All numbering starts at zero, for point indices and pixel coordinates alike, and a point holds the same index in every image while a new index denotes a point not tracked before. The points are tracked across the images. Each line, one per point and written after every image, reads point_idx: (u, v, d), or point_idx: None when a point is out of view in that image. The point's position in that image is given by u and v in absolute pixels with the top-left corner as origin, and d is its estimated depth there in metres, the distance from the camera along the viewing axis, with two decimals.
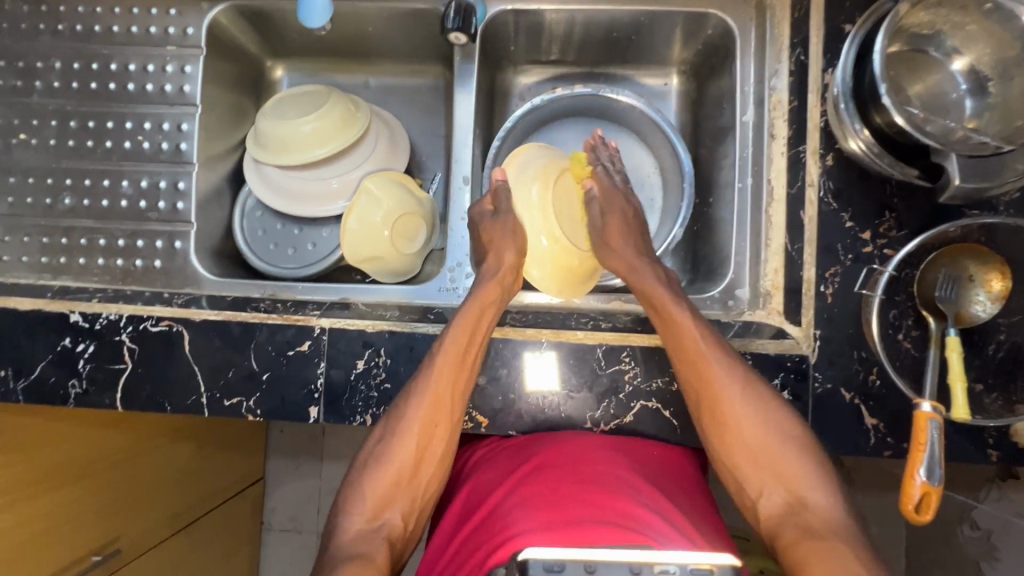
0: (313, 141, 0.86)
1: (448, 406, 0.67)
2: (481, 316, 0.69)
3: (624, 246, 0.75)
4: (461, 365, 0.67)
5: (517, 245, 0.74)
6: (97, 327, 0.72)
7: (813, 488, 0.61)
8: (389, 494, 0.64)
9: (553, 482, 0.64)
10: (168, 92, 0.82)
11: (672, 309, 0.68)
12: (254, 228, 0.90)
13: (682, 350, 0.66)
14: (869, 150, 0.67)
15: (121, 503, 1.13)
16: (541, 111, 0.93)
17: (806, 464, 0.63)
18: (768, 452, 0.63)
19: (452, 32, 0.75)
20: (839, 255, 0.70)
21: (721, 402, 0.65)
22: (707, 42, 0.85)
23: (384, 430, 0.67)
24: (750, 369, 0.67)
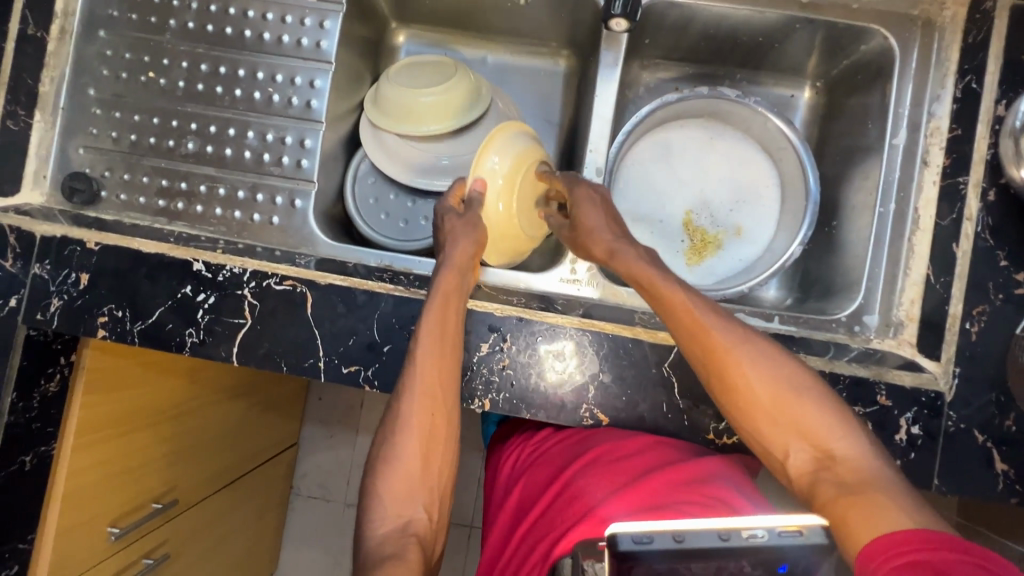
0: (431, 113, 0.83)
1: (444, 391, 0.65)
2: (452, 303, 0.66)
3: (600, 231, 0.69)
4: (445, 352, 0.65)
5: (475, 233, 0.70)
6: (219, 278, 0.71)
7: (841, 439, 0.56)
8: (407, 491, 0.62)
9: (617, 468, 0.64)
10: (304, 47, 0.79)
11: (657, 284, 0.63)
12: (366, 196, 0.88)
13: (679, 323, 0.62)
14: None
15: (182, 451, 1.11)
16: (668, 110, 0.92)
17: (826, 415, 0.57)
18: (784, 411, 0.57)
19: (614, 18, 0.74)
20: (989, 293, 0.68)
21: (726, 375, 0.60)
22: (857, 58, 0.82)
23: (385, 429, 0.64)
24: (746, 332, 0.61)
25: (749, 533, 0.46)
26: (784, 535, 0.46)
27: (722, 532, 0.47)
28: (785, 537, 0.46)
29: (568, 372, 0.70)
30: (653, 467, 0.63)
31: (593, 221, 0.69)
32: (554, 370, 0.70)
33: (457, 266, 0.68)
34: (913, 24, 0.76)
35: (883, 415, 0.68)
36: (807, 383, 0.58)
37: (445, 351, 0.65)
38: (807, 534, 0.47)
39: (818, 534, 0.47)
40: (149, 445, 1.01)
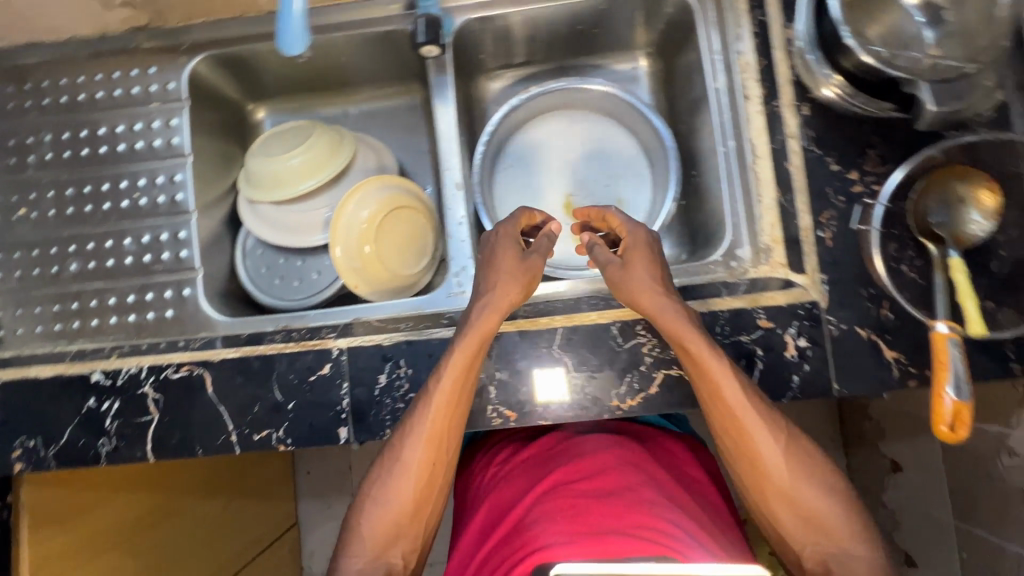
0: (302, 172, 0.88)
1: (445, 446, 0.68)
2: (470, 363, 0.66)
3: (646, 281, 0.67)
4: (455, 411, 0.67)
5: (513, 288, 0.68)
6: (119, 382, 0.73)
7: (851, 537, 0.64)
8: (389, 533, 0.67)
9: (569, 496, 0.66)
10: (158, 147, 0.84)
11: (701, 347, 0.64)
12: (258, 266, 0.91)
13: (707, 375, 0.64)
14: (845, 93, 0.70)
15: (162, 562, 1.07)
16: (520, 112, 0.96)
17: (844, 518, 0.64)
18: (804, 501, 0.65)
19: (423, 45, 0.77)
20: (831, 198, 0.71)
21: (755, 447, 0.65)
22: (669, 20, 0.88)
23: (380, 473, 0.68)
24: (772, 413, 0.66)
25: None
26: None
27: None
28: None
29: (557, 396, 0.71)
30: (604, 495, 0.66)
31: (640, 271, 0.68)
32: (543, 392, 0.71)
33: (494, 311, 0.67)
34: None
35: (768, 337, 0.71)
36: (828, 480, 0.66)
37: (458, 404, 0.67)
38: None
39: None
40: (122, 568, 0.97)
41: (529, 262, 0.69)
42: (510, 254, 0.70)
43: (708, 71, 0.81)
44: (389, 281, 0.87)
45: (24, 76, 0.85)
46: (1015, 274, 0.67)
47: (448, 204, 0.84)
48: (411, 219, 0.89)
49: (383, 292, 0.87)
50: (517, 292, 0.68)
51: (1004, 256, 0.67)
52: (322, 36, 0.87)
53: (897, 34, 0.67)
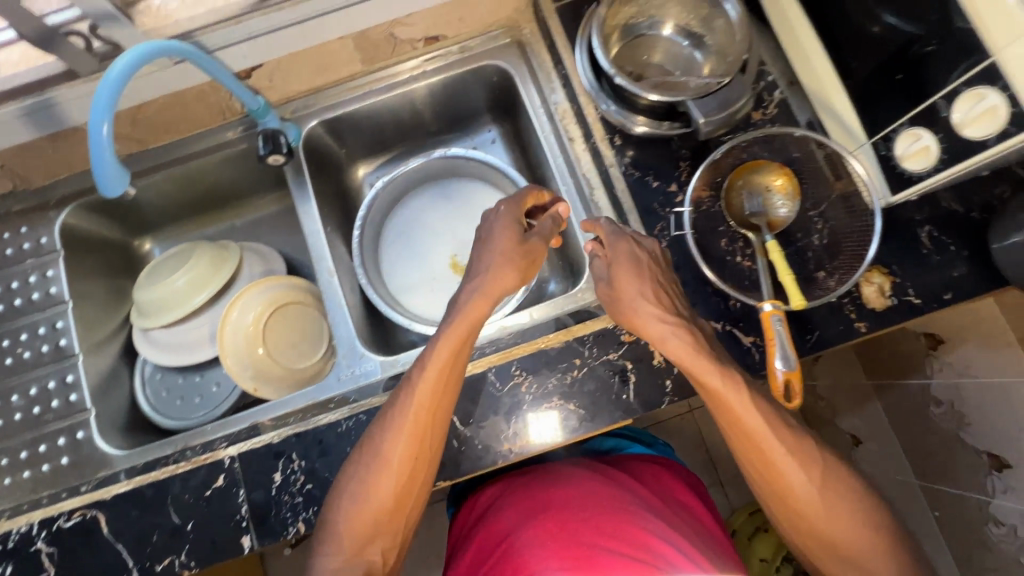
0: (189, 291, 0.91)
1: (429, 439, 0.67)
2: (452, 361, 0.66)
3: (640, 303, 0.65)
4: (434, 405, 0.66)
5: (497, 279, 0.68)
6: (10, 544, 0.71)
7: (880, 560, 0.63)
8: (366, 531, 0.65)
9: (564, 522, 0.68)
10: (36, 300, 0.86)
11: (711, 380, 0.61)
12: (158, 391, 0.92)
13: (710, 394, 0.62)
14: (650, 125, 0.78)
15: None
16: (389, 191, 1.01)
17: (875, 544, 0.63)
18: (835, 530, 0.63)
19: (268, 157, 0.82)
20: (660, 212, 0.78)
21: (775, 466, 0.63)
22: (499, 87, 0.97)
23: (359, 464, 0.66)
24: (800, 440, 0.64)
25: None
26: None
27: None
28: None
29: (550, 436, 0.72)
30: (595, 517, 0.69)
31: (632, 291, 0.66)
32: (535, 431, 0.72)
33: (485, 297, 0.67)
34: (512, 48, 0.92)
35: (635, 349, 0.74)
36: (858, 497, 0.64)
37: (443, 393, 0.66)
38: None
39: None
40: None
41: (528, 246, 0.71)
42: (507, 239, 0.70)
43: (535, 121, 0.88)
44: (287, 377, 0.90)
45: None
46: (833, 243, 0.75)
47: (326, 292, 0.87)
48: (300, 313, 0.92)
49: (283, 389, 0.89)
50: (512, 276, 0.69)
51: (820, 229, 0.75)
52: (183, 167, 0.91)
53: (674, 57, 0.80)
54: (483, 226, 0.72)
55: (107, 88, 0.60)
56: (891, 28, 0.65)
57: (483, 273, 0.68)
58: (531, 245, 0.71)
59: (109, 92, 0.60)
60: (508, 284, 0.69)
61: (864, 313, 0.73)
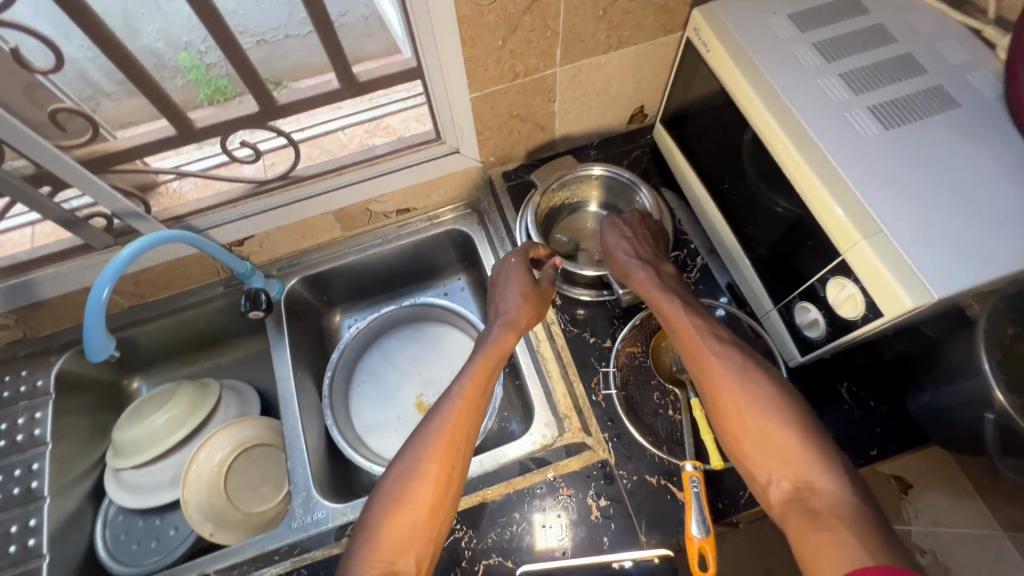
0: (165, 431, 0.97)
1: (459, 451, 0.69)
2: (487, 367, 0.76)
3: (631, 261, 0.81)
4: (472, 407, 0.72)
5: (519, 297, 0.81)
6: None
7: (824, 474, 0.59)
8: (403, 536, 0.62)
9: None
10: (19, 441, 0.91)
11: (675, 313, 0.74)
12: (117, 534, 0.93)
13: (681, 339, 0.73)
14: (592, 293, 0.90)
15: None
16: (364, 335, 1.11)
17: (813, 452, 0.61)
18: (768, 440, 0.63)
19: (250, 312, 0.93)
20: (596, 365, 0.85)
21: (717, 385, 0.68)
22: (463, 246, 1.10)
23: (399, 464, 0.67)
24: (748, 368, 0.68)
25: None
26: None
27: None
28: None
29: (556, 537, 0.74)
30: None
31: (614, 241, 0.85)
32: (542, 536, 0.75)
33: (506, 321, 0.80)
34: (473, 216, 1.07)
35: (572, 503, 0.77)
36: (793, 415, 0.64)
37: (477, 399, 0.73)
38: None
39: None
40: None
41: (540, 288, 0.83)
42: (522, 280, 0.83)
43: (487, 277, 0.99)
44: (243, 520, 0.91)
45: None
46: None
47: (288, 435, 0.92)
48: (265, 455, 0.97)
49: (238, 534, 0.90)
50: (531, 310, 0.81)
51: None
52: (178, 315, 1.03)
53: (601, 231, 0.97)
54: (497, 273, 0.85)
55: (110, 268, 0.70)
56: (789, 211, 0.71)
57: (507, 312, 0.81)
58: (546, 283, 0.84)
59: (110, 271, 0.70)
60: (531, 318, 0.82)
61: None
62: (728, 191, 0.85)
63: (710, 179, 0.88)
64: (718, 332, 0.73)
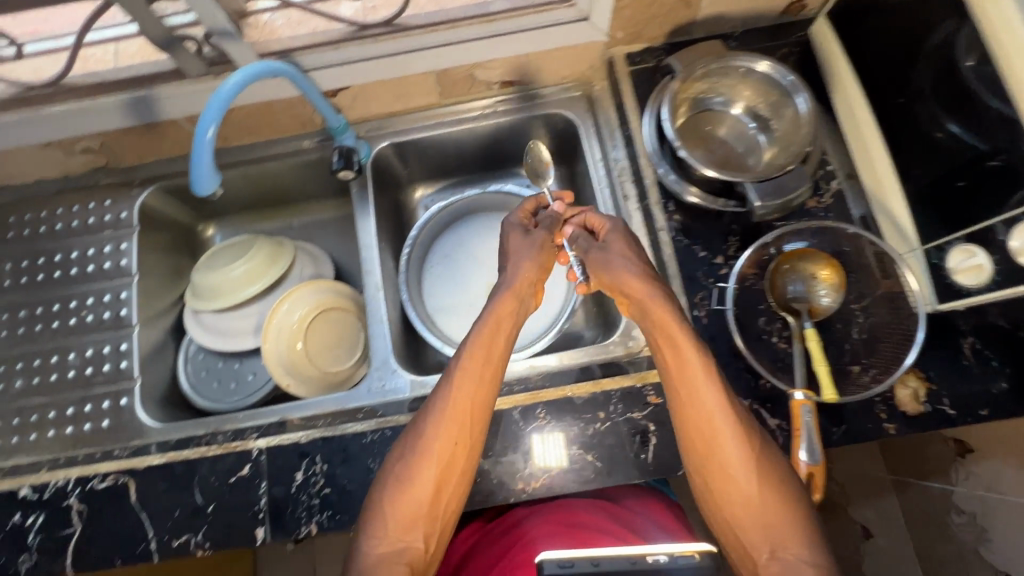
0: (244, 282, 0.96)
1: (469, 430, 0.69)
2: (495, 334, 0.74)
3: (619, 266, 0.74)
4: (481, 385, 0.70)
5: (535, 257, 0.82)
6: (46, 495, 0.76)
7: (805, 548, 0.59)
8: (411, 516, 0.65)
9: (585, 530, 0.77)
10: (107, 269, 0.92)
11: (684, 341, 0.66)
12: (198, 370, 0.96)
13: (681, 368, 0.66)
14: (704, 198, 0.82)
15: None
16: (443, 217, 1.06)
17: (798, 523, 0.60)
18: (756, 502, 0.61)
19: (340, 171, 0.87)
20: (703, 281, 0.80)
21: (714, 433, 0.64)
22: (562, 134, 1.01)
23: (404, 447, 0.69)
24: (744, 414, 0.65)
25: (651, 558, 0.53)
26: (680, 558, 0.53)
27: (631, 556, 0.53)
28: (680, 559, 0.53)
29: (556, 458, 0.75)
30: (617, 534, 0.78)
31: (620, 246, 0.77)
32: (542, 454, 0.75)
33: (514, 288, 0.79)
34: (580, 101, 0.96)
35: (660, 412, 0.76)
36: (786, 486, 0.62)
37: (486, 380, 0.71)
38: (699, 557, 0.53)
39: (708, 557, 0.53)
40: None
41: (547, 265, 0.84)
42: (518, 235, 0.85)
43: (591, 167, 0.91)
44: (318, 377, 0.93)
45: None
46: (871, 338, 0.75)
47: (370, 306, 0.91)
48: (341, 320, 0.96)
49: (315, 388, 0.93)
50: (536, 269, 0.82)
51: (860, 323, 0.76)
52: (260, 166, 0.98)
53: (737, 137, 0.81)
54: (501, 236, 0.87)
55: (218, 97, 0.62)
56: (954, 137, 0.64)
57: (513, 278, 0.80)
58: (550, 242, 0.85)
59: (219, 103, 0.63)
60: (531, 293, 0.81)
61: (896, 415, 0.73)
62: (902, 108, 0.71)
63: (880, 90, 0.75)
64: (708, 364, 0.66)
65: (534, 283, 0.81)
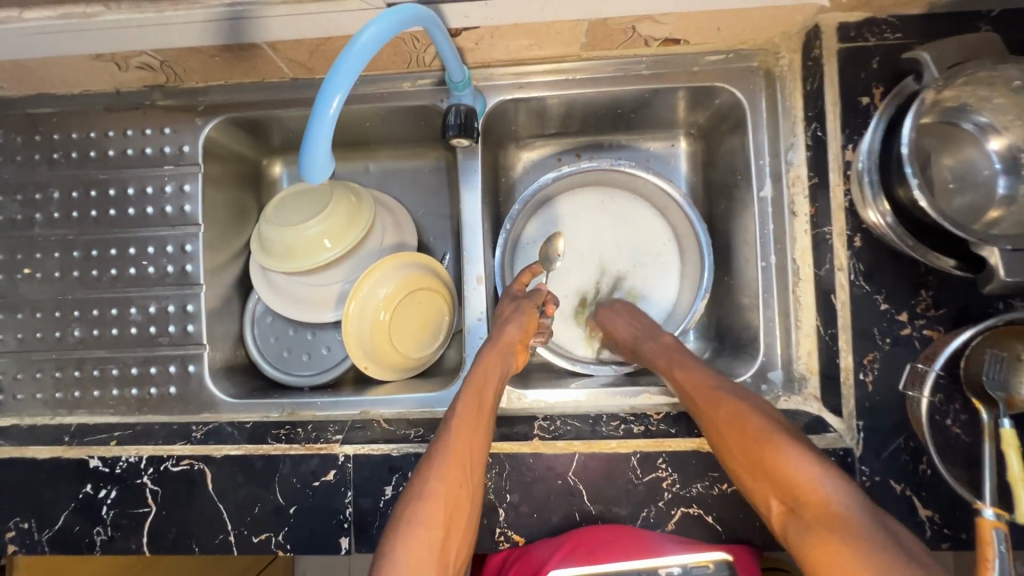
0: (320, 245, 0.81)
1: (472, 465, 0.61)
2: (488, 376, 0.68)
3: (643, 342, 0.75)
4: (479, 421, 0.64)
5: (524, 313, 0.74)
6: (117, 470, 0.71)
7: (823, 487, 0.51)
8: (419, 563, 0.54)
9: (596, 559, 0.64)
10: (169, 214, 0.80)
11: (706, 388, 0.64)
12: (267, 335, 0.88)
13: (708, 417, 0.62)
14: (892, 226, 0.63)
15: None
16: (549, 189, 0.89)
17: (799, 456, 0.53)
18: (750, 443, 0.57)
19: (454, 138, 0.71)
20: (877, 339, 0.67)
21: (749, 445, 0.57)
22: (716, 110, 0.81)
23: (408, 494, 0.60)
24: (770, 419, 0.58)
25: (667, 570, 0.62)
26: (694, 568, 0.63)
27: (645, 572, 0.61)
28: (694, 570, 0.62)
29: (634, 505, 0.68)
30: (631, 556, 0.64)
31: (622, 328, 0.79)
32: (611, 494, 0.68)
33: (499, 344, 0.72)
34: (754, 74, 0.76)
35: None
36: (793, 436, 0.56)
37: (480, 421, 0.64)
38: (713, 567, 0.63)
39: (721, 566, 0.62)
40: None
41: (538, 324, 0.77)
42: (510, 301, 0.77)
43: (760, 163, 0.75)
44: (399, 361, 0.84)
45: (36, 125, 0.81)
46: None
47: (470, 299, 0.81)
48: (429, 302, 0.85)
49: (394, 372, 0.85)
50: (522, 321, 0.73)
51: None
52: (346, 106, 0.81)
53: (969, 171, 0.63)
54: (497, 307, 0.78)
55: (350, 60, 0.49)
56: None
57: (500, 330, 0.73)
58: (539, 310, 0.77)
59: (351, 71, 0.50)
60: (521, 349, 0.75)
61: None
62: None
63: None
64: (750, 396, 0.62)
65: (517, 345, 0.73)
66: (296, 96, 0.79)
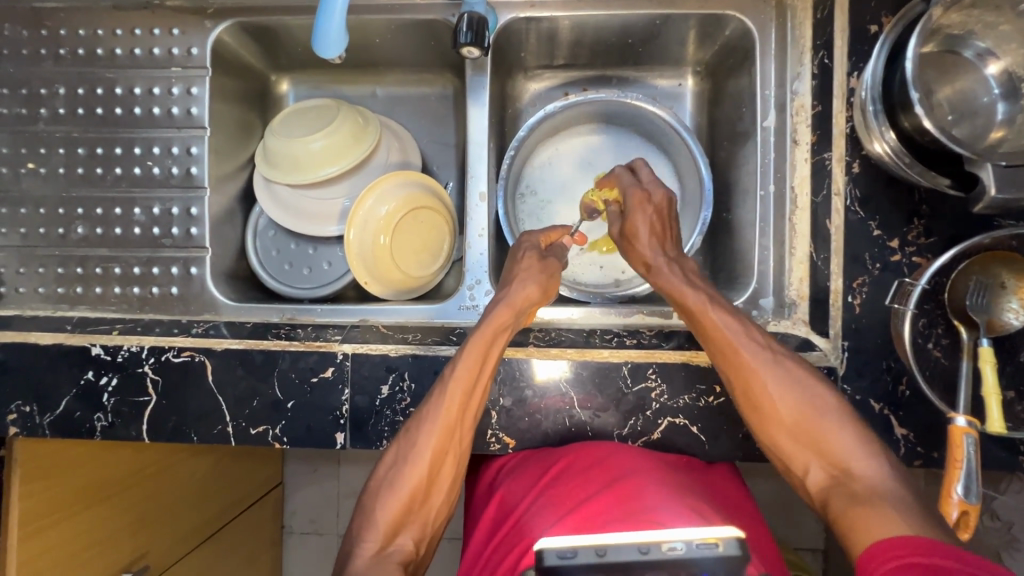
0: (324, 158, 0.82)
1: (459, 434, 0.65)
2: (494, 339, 0.66)
3: (645, 240, 0.71)
4: (475, 386, 0.65)
5: (540, 281, 0.70)
6: (119, 359, 0.72)
7: (858, 457, 0.57)
8: (401, 518, 0.62)
9: (574, 486, 0.65)
10: (175, 116, 0.80)
11: (680, 288, 0.68)
12: (268, 248, 0.89)
13: (702, 328, 0.66)
14: (894, 153, 0.65)
15: (148, 515, 1.01)
16: (555, 119, 0.90)
17: (838, 425, 0.60)
18: (800, 422, 0.61)
19: (465, 47, 0.71)
20: (867, 264, 0.69)
21: (747, 370, 0.63)
22: (725, 43, 0.82)
23: (396, 455, 0.64)
24: (772, 349, 0.64)
25: (668, 546, 0.46)
26: (702, 548, 0.46)
27: (641, 546, 0.47)
28: (701, 549, 0.46)
29: (620, 412, 0.70)
30: (606, 486, 0.64)
31: (642, 229, 0.71)
32: (597, 402, 0.70)
33: (512, 306, 0.68)
34: (766, 4, 0.76)
35: None
36: (829, 402, 0.61)
37: (474, 392, 0.65)
38: (722, 548, 0.46)
39: (733, 545, 0.46)
40: (112, 520, 0.94)
41: (552, 274, 0.72)
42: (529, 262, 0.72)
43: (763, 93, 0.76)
44: (400, 280, 0.85)
45: (41, 19, 0.80)
46: None
47: (471, 216, 0.82)
48: (429, 223, 0.86)
49: (392, 291, 0.86)
50: (534, 292, 0.69)
51: None
52: (355, 16, 0.81)
53: (967, 100, 0.65)
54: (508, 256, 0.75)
55: None
56: None
57: (510, 293, 0.69)
58: (558, 271, 0.73)
59: None
60: (529, 313, 0.72)
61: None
62: None
63: None
64: (771, 349, 0.64)
65: (529, 308, 0.70)
66: (305, 2, 0.79)
